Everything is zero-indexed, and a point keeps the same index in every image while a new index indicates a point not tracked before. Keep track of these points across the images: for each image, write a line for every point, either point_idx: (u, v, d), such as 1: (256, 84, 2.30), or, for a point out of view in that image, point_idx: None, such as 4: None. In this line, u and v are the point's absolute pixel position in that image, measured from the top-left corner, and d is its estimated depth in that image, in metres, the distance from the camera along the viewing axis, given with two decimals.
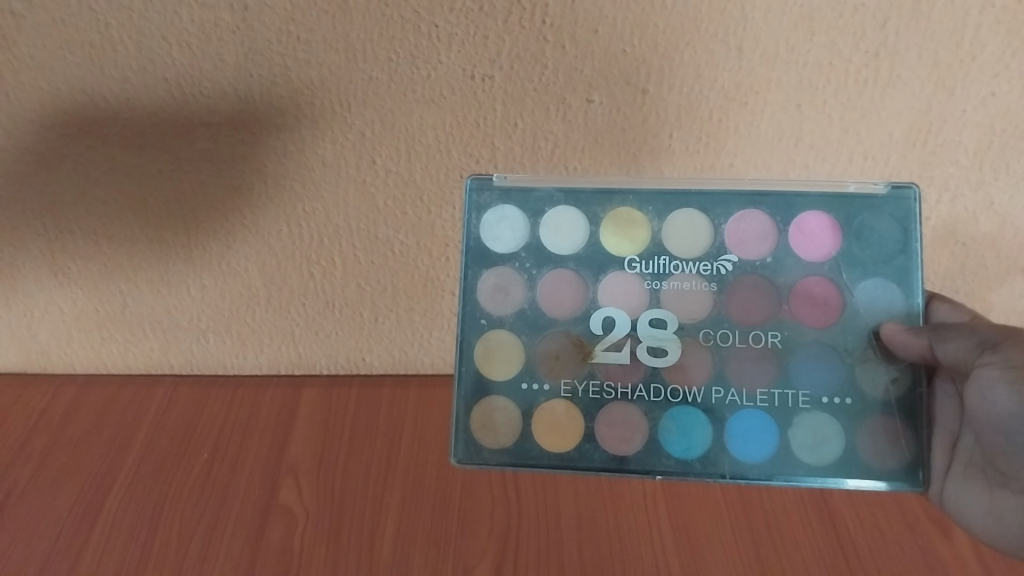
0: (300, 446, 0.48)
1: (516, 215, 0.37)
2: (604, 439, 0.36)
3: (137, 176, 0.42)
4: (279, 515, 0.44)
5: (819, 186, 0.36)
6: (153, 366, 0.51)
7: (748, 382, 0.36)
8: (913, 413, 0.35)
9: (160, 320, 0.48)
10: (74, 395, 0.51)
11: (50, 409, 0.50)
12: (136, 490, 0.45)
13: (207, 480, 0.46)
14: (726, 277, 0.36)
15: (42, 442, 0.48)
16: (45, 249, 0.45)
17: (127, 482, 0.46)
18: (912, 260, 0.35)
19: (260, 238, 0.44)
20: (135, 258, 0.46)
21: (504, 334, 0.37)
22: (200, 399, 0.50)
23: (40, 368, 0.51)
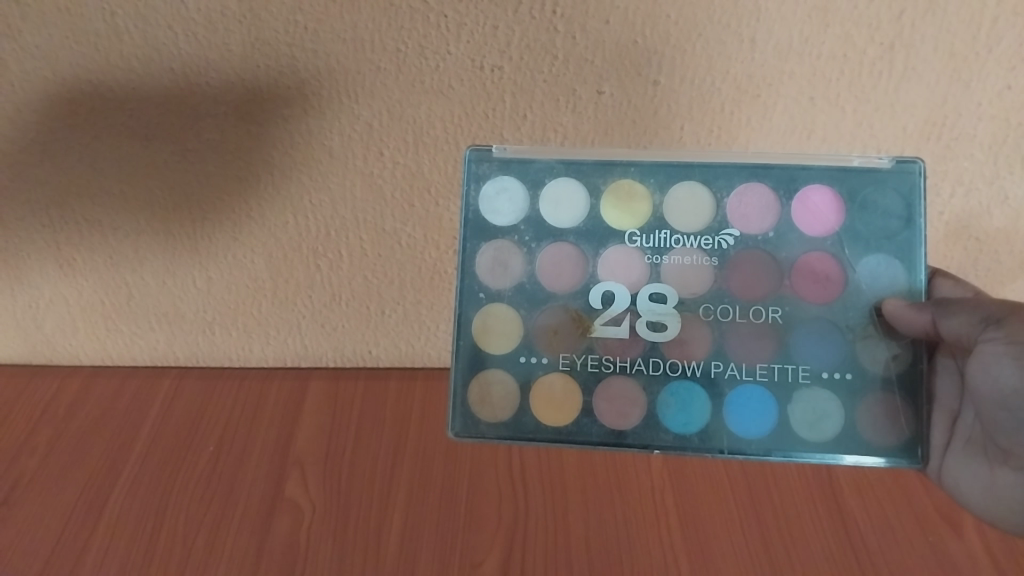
0: (306, 439, 0.47)
1: (515, 187, 0.36)
2: (602, 414, 0.36)
3: (141, 164, 0.42)
4: (279, 512, 0.43)
5: (823, 161, 0.36)
6: (159, 359, 0.50)
7: (748, 358, 0.36)
8: (914, 389, 0.35)
9: (166, 312, 0.48)
10: (80, 386, 0.50)
11: (55, 403, 0.49)
12: (140, 487, 0.44)
13: (213, 475, 0.45)
14: (728, 252, 0.36)
15: (47, 434, 0.48)
16: (50, 240, 0.45)
17: (125, 483, 0.45)
18: (915, 236, 0.35)
19: (267, 231, 0.44)
20: (142, 251, 0.45)
21: (503, 308, 0.36)
22: (205, 393, 0.49)
23: (45, 360, 0.51)
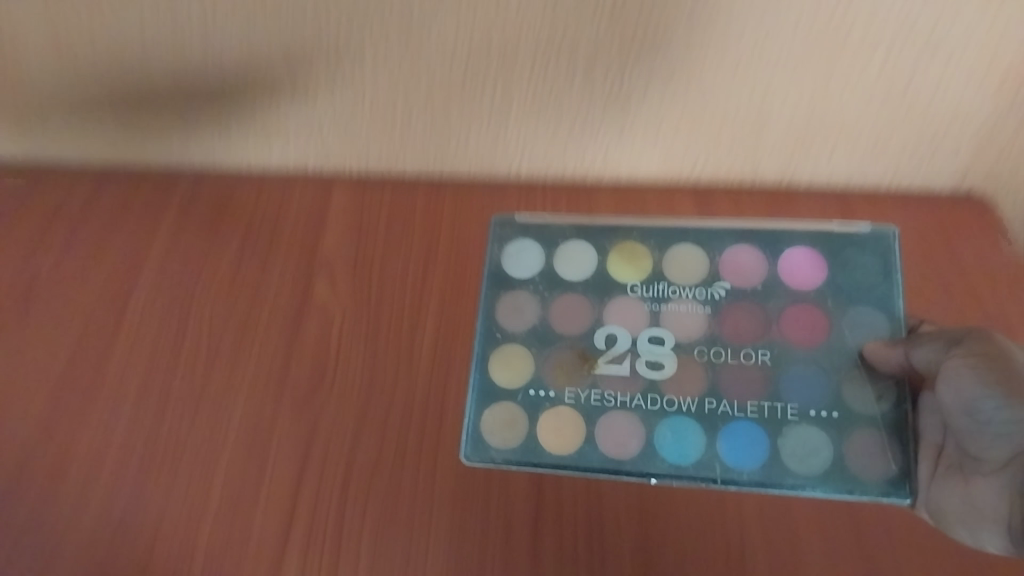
0: (315, 329, 0.43)
1: (534, 246, 0.42)
2: (603, 443, 0.39)
3: (167, 83, 0.42)
4: (290, 431, 0.40)
5: (804, 226, 0.41)
6: (171, 158, 0.47)
7: (740, 395, 0.39)
8: (899, 427, 0.37)
9: (173, 120, 0.45)
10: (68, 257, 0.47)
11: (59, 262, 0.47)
12: (139, 341, 0.43)
13: (200, 355, 0.43)
14: (720, 302, 0.40)
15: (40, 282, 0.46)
16: (81, 119, 0.46)
17: (141, 350, 0.43)
18: (891, 290, 0.39)
19: (301, 98, 0.42)
20: (158, 118, 0.45)
21: (517, 347, 0.41)
22: (211, 235, 0.46)
23: (63, 166, 0.49)
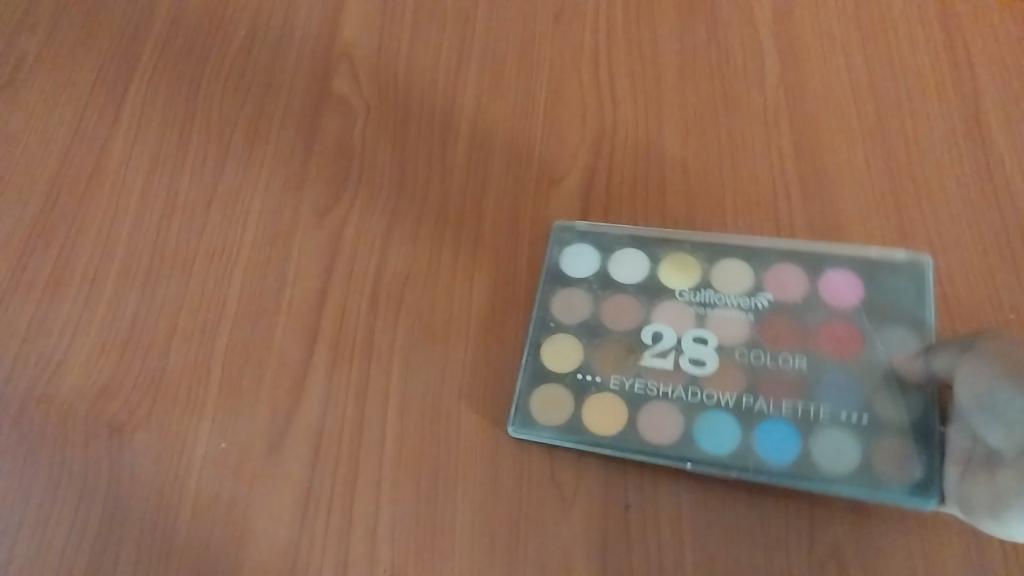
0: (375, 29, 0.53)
1: (590, 249, 0.45)
2: (642, 428, 0.40)
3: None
4: (314, 238, 0.47)
5: (846, 252, 0.43)
6: None
7: (776, 395, 0.40)
8: (927, 435, 0.38)
9: None
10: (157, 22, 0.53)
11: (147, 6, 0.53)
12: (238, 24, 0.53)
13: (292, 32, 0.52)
14: (764, 310, 0.42)
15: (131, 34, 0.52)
16: None
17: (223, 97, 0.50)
18: (927, 316, 0.41)
19: None
20: None
21: (568, 336, 0.43)
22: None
23: None
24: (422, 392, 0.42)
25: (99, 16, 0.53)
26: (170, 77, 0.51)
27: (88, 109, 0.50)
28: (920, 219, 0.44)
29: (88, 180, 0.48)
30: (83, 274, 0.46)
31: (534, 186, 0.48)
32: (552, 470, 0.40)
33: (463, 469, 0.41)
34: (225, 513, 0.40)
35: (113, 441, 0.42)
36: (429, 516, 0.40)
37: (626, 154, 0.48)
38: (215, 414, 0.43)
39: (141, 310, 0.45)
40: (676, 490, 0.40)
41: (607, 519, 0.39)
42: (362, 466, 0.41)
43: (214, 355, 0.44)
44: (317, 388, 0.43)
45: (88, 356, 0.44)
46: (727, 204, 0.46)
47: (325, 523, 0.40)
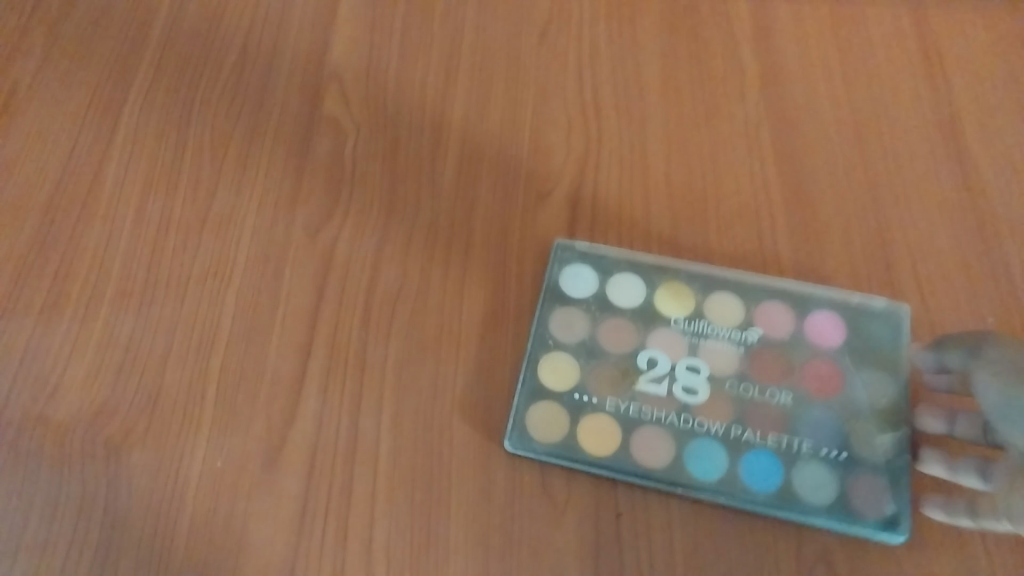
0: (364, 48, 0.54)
1: (590, 271, 0.46)
2: (636, 451, 0.42)
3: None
4: (306, 255, 0.47)
5: (831, 294, 0.45)
6: None
7: (762, 427, 0.42)
8: (897, 475, 0.41)
9: None
10: (150, 40, 0.53)
11: (140, 26, 0.54)
12: (233, 43, 0.53)
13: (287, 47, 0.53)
14: (752, 345, 0.44)
15: (125, 52, 0.53)
16: None
17: (218, 117, 0.51)
18: (902, 360, 0.43)
19: None
20: None
21: (566, 356, 0.44)
22: (273, 12, 0.55)
23: None
24: (416, 407, 0.43)
25: (91, 40, 0.53)
26: (163, 102, 0.51)
27: (83, 135, 0.50)
28: (888, 251, 0.47)
29: (84, 203, 0.48)
30: (79, 294, 0.46)
31: (522, 203, 0.49)
32: (544, 483, 0.42)
33: (457, 484, 0.41)
34: (223, 531, 0.40)
35: (110, 460, 0.42)
36: (426, 531, 0.40)
37: (611, 175, 0.50)
38: (212, 431, 0.43)
39: (137, 330, 0.45)
40: (664, 505, 0.41)
41: (598, 531, 0.41)
42: (358, 482, 0.41)
43: (211, 373, 0.44)
44: (312, 404, 0.43)
45: (84, 376, 0.44)
46: (710, 231, 0.48)
47: (323, 539, 0.40)
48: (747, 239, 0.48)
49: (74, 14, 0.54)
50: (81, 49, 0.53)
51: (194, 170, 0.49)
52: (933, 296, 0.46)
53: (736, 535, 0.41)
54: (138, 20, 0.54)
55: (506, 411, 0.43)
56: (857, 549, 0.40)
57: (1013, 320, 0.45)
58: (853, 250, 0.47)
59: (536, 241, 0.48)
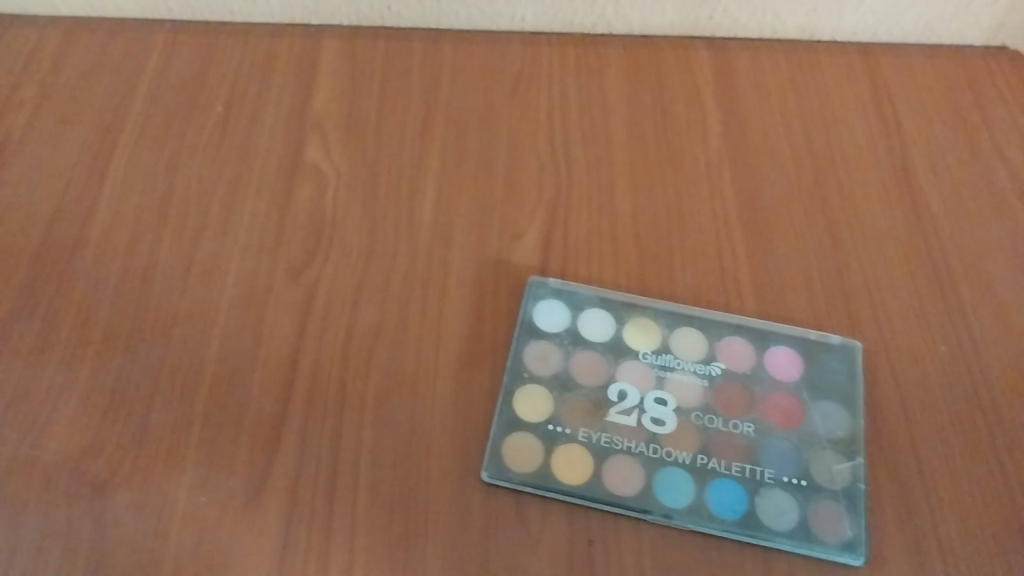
0: (345, 95, 0.56)
1: (562, 307, 0.48)
2: (607, 480, 0.43)
3: (266, 39, 0.58)
4: (287, 297, 0.49)
5: (790, 330, 0.48)
6: (237, 29, 0.59)
7: (727, 456, 0.44)
8: (853, 501, 0.43)
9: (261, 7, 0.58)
10: (140, 89, 0.56)
11: (131, 76, 0.56)
12: (219, 91, 0.56)
13: (270, 94, 0.56)
14: (716, 378, 0.46)
15: (115, 99, 0.55)
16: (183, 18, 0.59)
17: (204, 160, 0.53)
18: (856, 392, 0.46)
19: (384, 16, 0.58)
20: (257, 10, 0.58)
21: (541, 389, 0.46)
22: (258, 62, 0.57)
23: (131, 34, 0.58)
24: (394, 442, 0.44)
25: (79, 95, 0.55)
26: (149, 153, 0.53)
27: (72, 184, 0.52)
28: (844, 291, 0.50)
29: (72, 249, 0.50)
30: (67, 337, 0.47)
31: (496, 245, 0.51)
32: (518, 513, 0.43)
33: (433, 514, 0.43)
34: (205, 565, 0.41)
35: (97, 498, 0.43)
36: (403, 562, 0.41)
37: (580, 219, 0.52)
38: (197, 467, 0.44)
39: (124, 364, 0.46)
40: (633, 530, 0.42)
41: (571, 557, 0.42)
42: (337, 514, 0.42)
43: (196, 406, 0.45)
44: (293, 441, 0.44)
45: (72, 417, 0.45)
46: (674, 270, 0.50)
47: (303, 571, 0.41)
48: (710, 277, 0.50)
49: (67, 65, 0.57)
50: (73, 97, 0.55)
51: (180, 210, 0.51)
52: (886, 334, 0.49)
53: (704, 559, 0.42)
54: (126, 77, 0.56)
55: (481, 441, 0.45)
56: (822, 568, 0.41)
57: (961, 356, 0.48)
58: (811, 288, 0.50)
59: (509, 280, 0.50)
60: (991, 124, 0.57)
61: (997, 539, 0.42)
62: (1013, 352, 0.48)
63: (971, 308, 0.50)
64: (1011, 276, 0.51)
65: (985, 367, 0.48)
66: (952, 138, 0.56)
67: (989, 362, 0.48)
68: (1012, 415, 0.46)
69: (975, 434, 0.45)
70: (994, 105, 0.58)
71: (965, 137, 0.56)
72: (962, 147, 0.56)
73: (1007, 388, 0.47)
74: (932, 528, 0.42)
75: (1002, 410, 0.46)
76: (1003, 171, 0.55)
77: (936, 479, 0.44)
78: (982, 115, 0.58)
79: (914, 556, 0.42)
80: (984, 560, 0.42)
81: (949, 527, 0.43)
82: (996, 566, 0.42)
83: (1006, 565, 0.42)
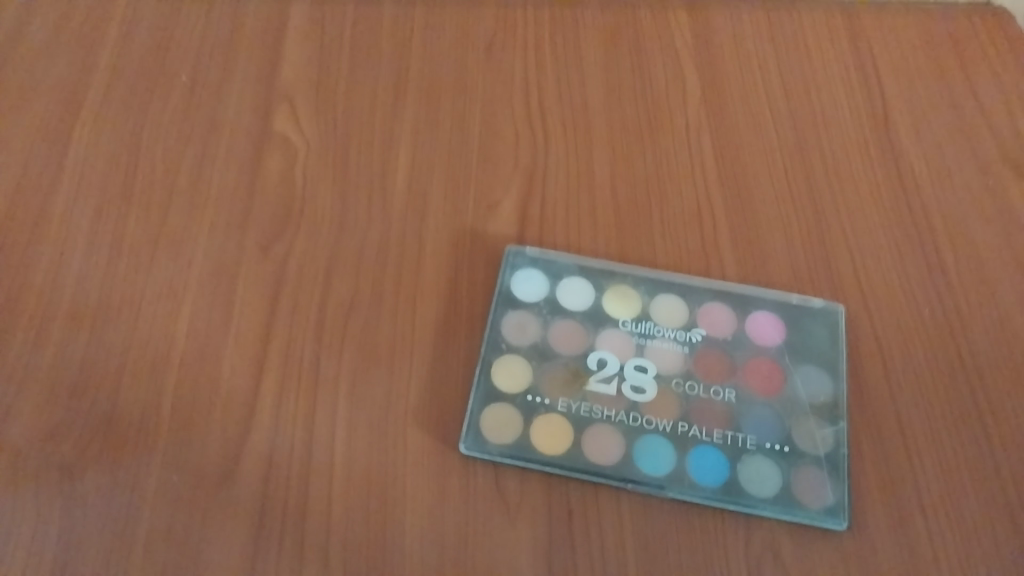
0: (313, 64, 0.55)
1: (540, 276, 0.47)
2: (587, 450, 0.43)
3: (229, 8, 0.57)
4: (258, 272, 0.47)
5: (771, 295, 0.47)
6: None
7: (708, 423, 0.43)
8: (836, 466, 0.42)
9: None
10: (101, 62, 0.54)
11: (92, 48, 0.55)
12: (183, 63, 0.54)
13: (236, 65, 0.54)
14: (696, 345, 0.46)
15: (77, 73, 0.54)
16: None
17: (169, 134, 0.52)
18: (838, 356, 0.45)
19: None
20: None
21: (519, 359, 0.45)
22: (222, 32, 0.56)
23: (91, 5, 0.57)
24: (370, 416, 0.43)
25: (39, 68, 0.54)
26: (113, 128, 0.52)
27: (33, 160, 0.50)
28: (826, 255, 0.49)
29: (34, 227, 0.48)
30: (31, 315, 0.46)
31: (471, 215, 0.50)
32: (498, 485, 0.42)
33: (412, 488, 0.42)
34: (179, 547, 0.40)
35: (65, 479, 0.41)
36: (381, 539, 0.41)
37: (557, 187, 0.51)
38: (168, 447, 0.42)
39: (90, 341, 0.45)
40: (615, 500, 0.42)
41: (551, 530, 0.41)
42: (313, 492, 0.41)
43: (166, 383, 0.44)
44: (266, 417, 0.43)
45: (37, 398, 0.43)
46: (654, 237, 0.49)
47: (279, 550, 0.40)
48: (691, 244, 0.49)
49: (25, 36, 0.55)
50: (32, 69, 0.54)
51: (146, 185, 0.50)
52: (868, 298, 0.48)
53: (686, 529, 0.41)
54: (87, 49, 0.55)
55: (459, 413, 0.44)
56: (805, 535, 0.41)
57: (943, 318, 0.47)
58: (792, 252, 0.49)
59: (486, 250, 0.49)
60: (971, 81, 0.56)
61: (980, 501, 0.42)
62: (996, 313, 0.48)
63: (954, 269, 0.49)
64: (995, 236, 0.50)
65: (968, 329, 0.47)
66: (934, 97, 0.56)
67: (972, 324, 0.47)
68: (995, 377, 0.46)
69: (959, 397, 0.45)
70: (976, 62, 0.57)
71: (947, 96, 0.56)
72: (945, 106, 0.55)
73: (991, 350, 0.46)
74: (915, 493, 0.42)
75: (985, 372, 0.46)
76: (987, 130, 0.54)
77: (919, 444, 0.43)
78: (964, 73, 0.57)
79: (896, 522, 0.41)
80: (967, 521, 0.42)
81: (932, 492, 0.42)
82: (978, 530, 0.41)
83: (988, 529, 0.41)
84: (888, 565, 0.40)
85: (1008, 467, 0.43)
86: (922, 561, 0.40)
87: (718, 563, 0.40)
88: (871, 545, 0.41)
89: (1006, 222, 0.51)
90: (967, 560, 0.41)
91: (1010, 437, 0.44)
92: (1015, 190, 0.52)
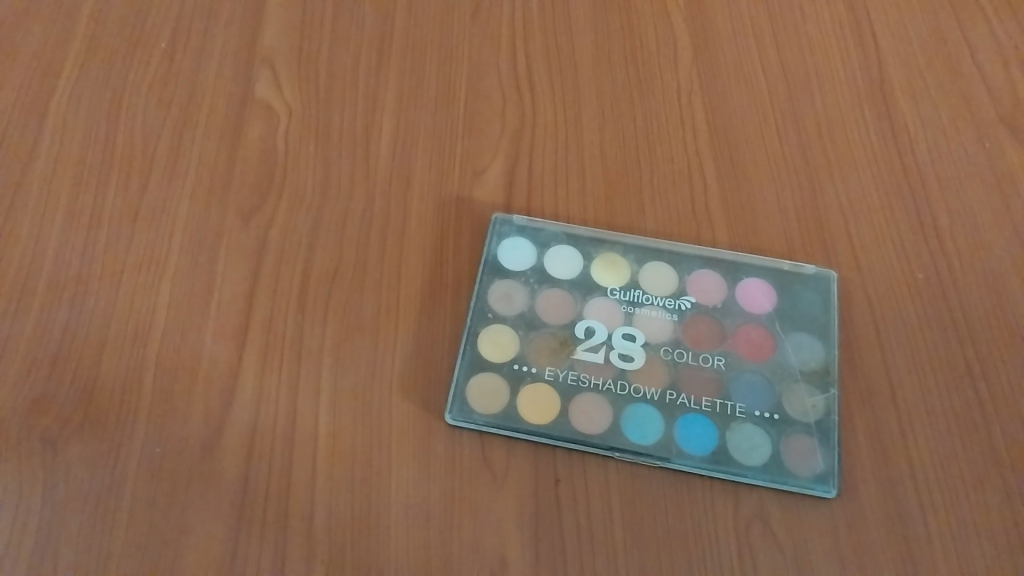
0: (296, 32, 0.53)
1: (527, 245, 0.46)
2: (575, 419, 0.42)
3: None
4: (240, 242, 0.46)
5: (762, 262, 0.46)
6: None
7: (697, 391, 0.43)
8: (826, 433, 0.42)
9: None
10: (78, 31, 0.53)
11: (69, 17, 0.53)
12: (163, 30, 0.53)
13: (217, 33, 0.53)
14: (686, 312, 0.45)
15: (54, 42, 0.52)
16: None
17: (150, 103, 0.51)
18: (830, 323, 0.45)
19: None
20: None
21: (506, 328, 0.44)
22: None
23: None
24: (354, 386, 0.43)
25: (15, 35, 0.52)
26: (93, 96, 0.51)
27: (12, 131, 0.49)
28: (819, 222, 0.48)
29: (13, 197, 0.47)
30: (11, 286, 0.45)
31: (458, 183, 0.49)
32: (483, 454, 0.41)
33: (396, 457, 0.41)
34: (163, 519, 0.40)
35: (47, 452, 0.41)
36: (366, 510, 0.40)
37: (545, 154, 0.50)
38: (150, 418, 0.42)
39: (70, 312, 0.44)
40: (602, 468, 0.41)
41: (537, 502, 0.40)
42: (297, 461, 0.41)
43: (147, 353, 0.43)
44: (249, 388, 0.42)
45: (15, 369, 0.43)
46: (643, 204, 0.48)
47: (263, 519, 0.40)
48: (681, 211, 0.48)
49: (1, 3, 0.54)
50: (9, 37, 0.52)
51: (126, 155, 0.49)
52: (862, 263, 0.47)
53: (674, 497, 0.41)
54: (64, 16, 0.54)
55: (443, 383, 0.43)
56: (794, 501, 0.41)
57: (936, 285, 0.47)
58: (785, 219, 0.48)
59: (472, 218, 0.48)
60: (969, 46, 0.55)
61: (972, 466, 0.42)
62: (992, 279, 0.47)
63: (950, 237, 0.48)
64: (991, 202, 0.49)
65: (962, 295, 0.46)
66: (932, 61, 0.54)
67: (967, 291, 0.46)
68: (991, 346, 0.45)
69: (952, 363, 0.44)
70: (975, 25, 0.56)
71: (945, 62, 0.54)
72: (943, 71, 0.54)
73: (985, 316, 0.46)
74: (907, 460, 0.42)
75: (979, 339, 0.45)
76: (987, 95, 0.53)
77: (911, 414, 0.43)
78: (962, 36, 0.55)
79: (887, 493, 0.41)
80: (958, 486, 0.41)
81: (924, 464, 0.41)
82: (970, 502, 0.41)
83: (980, 496, 0.41)
84: (877, 530, 0.40)
85: (1002, 435, 0.42)
86: (913, 533, 0.40)
87: (705, 534, 0.40)
88: (861, 513, 0.40)
89: (1003, 186, 0.50)
90: (958, 528, 0.40)
91: (1004, 405, 0.43)
92: (1013, 154, 0.51)
